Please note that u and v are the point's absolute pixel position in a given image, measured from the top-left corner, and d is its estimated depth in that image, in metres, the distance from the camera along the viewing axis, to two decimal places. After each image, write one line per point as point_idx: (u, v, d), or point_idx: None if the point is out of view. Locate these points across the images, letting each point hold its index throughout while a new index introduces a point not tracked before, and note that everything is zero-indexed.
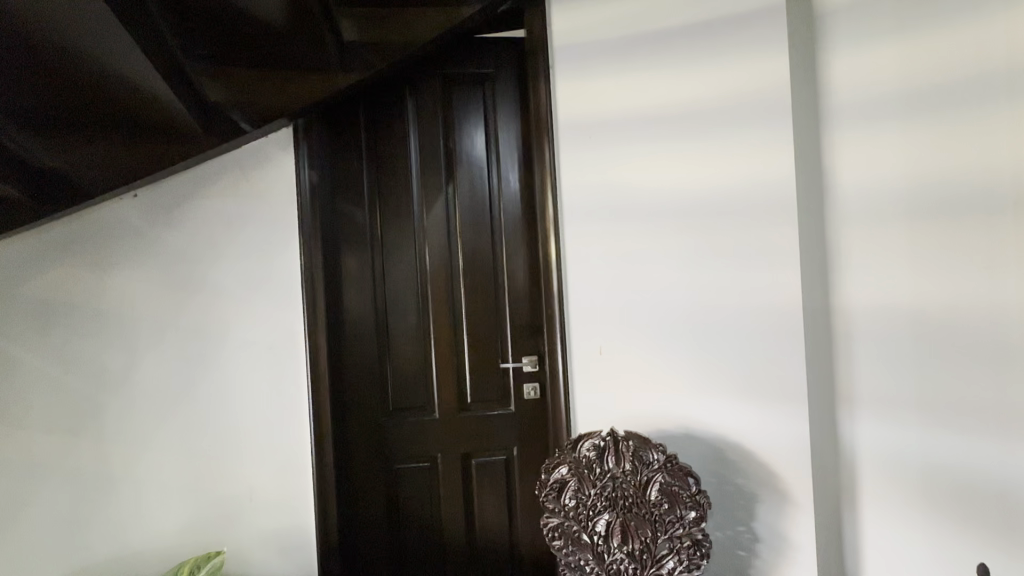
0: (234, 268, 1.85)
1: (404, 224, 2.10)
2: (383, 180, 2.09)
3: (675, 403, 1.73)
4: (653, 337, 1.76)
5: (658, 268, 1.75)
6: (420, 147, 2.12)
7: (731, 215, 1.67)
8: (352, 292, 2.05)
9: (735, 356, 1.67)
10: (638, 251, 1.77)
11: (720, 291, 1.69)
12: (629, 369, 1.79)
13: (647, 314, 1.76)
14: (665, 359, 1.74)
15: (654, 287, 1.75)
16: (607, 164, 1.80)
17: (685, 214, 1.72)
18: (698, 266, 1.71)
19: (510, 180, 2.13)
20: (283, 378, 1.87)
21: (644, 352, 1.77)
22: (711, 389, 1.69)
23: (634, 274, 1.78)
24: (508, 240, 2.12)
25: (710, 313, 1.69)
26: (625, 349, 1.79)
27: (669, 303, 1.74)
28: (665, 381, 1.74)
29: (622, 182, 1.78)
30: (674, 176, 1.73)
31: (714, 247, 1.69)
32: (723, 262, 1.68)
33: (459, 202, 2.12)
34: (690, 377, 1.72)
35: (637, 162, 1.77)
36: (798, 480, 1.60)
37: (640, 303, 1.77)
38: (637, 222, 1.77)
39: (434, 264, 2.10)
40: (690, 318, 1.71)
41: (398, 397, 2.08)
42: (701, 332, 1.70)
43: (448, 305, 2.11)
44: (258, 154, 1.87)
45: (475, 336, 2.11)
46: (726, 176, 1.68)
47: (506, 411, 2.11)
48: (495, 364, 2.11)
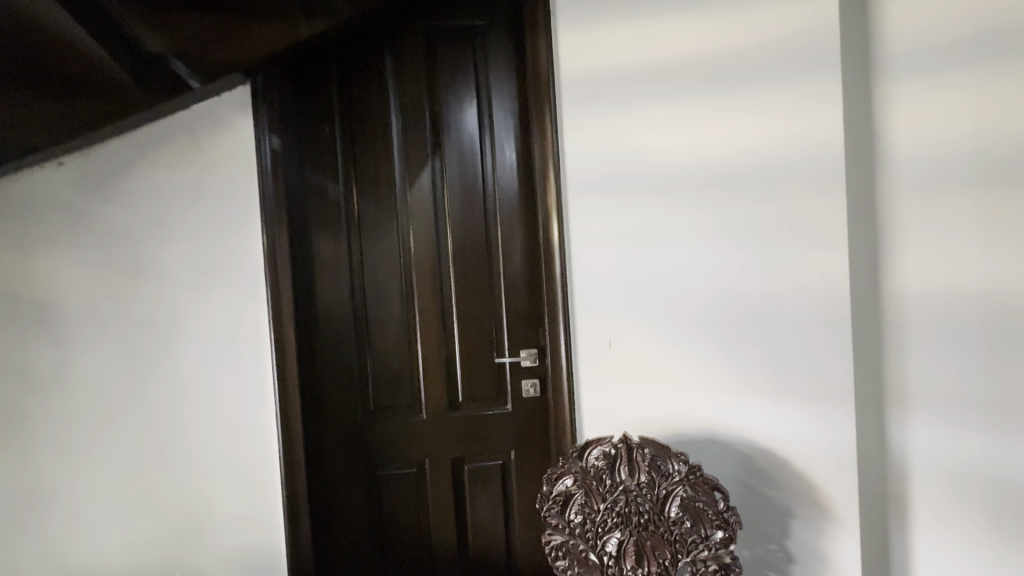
0: (183, 250, 1.59)
1: (385, 201, 1.84)
2: (359, 151, 1.83)
3: (696, 404, 1.50)
4: (672, 329, 1.52)
5: (679, 248, 1.50)
6: (402, 112, 1.85)
7: (769, 184, 1.40)
8: (326, 277, 1.80)
9: (769, 350, 1.43)
10: (655, 228, 1.52)
11: (753, 274, 1.43)
12: (644, 366, 1.55)
13: (664, 302, 1.52)
14: (687, 355, 1.51)
15: (672, 271, 1.51)
16: (619, 130, 1.54)
17: (710, 184, 1.46)
18: (726, 244, 1.45)
19: (506, 152, 1.87)
20: (247, 377, 1.63)
21: (661, 347, 1.53)
22: (739, 389, 1.46)
23: (650, 256, 1.53)
24: (504, 219, 1.87)
25: (739, 301, 1.45)
26: (638, 344, 1.56)
27: (689, 288, 1.50)
28: (685, 380, 1.51)
29: (638, 150, 1.53)
30: (699, 141, 1.46)
31: (746, 223, 1.43)
32: (757, 239, 1.42)
33: (448, 177, 1.86)
34: (715, 374, 1.48)
35: (656, 126, 1.50)
36: (844, 495, 1.37)
37: (655, 289, 1.53)
38: (654, 196, 1.51)
39: (422, 246, 1.85)
40: (714, 305, 1.47)
41: (379, 395, 1.85)
42: (729, 322, 1.46)
43: (437, 292, 1.86)
44: (209, 117, 1.60)
45: (467, 327, 1.87)
46: (763, 138, 1.40)
47: (502, 410, 1.88)
48: (490, 359, 1.88)
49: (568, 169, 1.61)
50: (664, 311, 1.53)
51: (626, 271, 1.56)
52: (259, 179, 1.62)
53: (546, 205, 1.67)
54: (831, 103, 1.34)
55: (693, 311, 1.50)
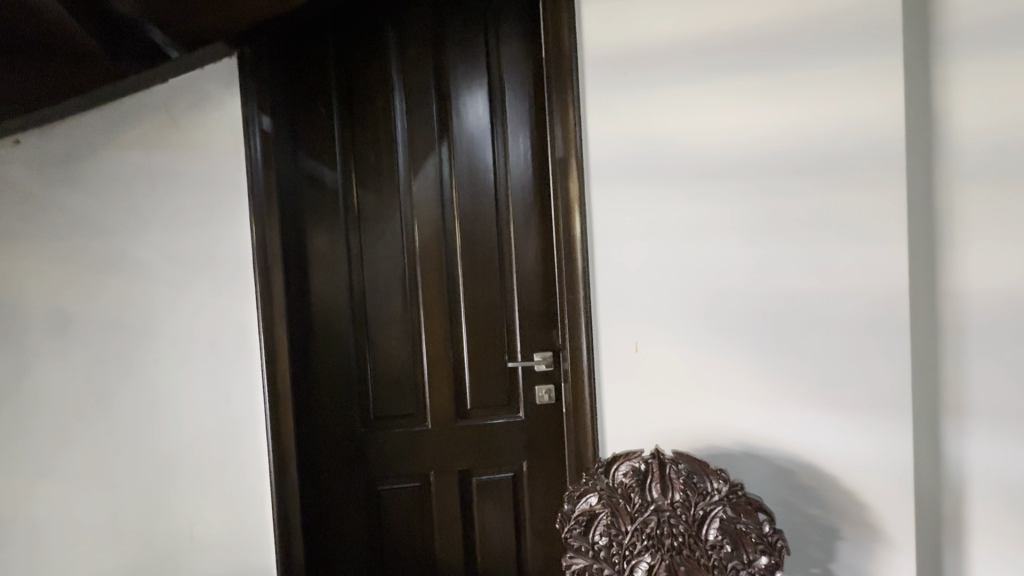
0: (160, 242, 1.42)
1: (386, 191, 1.68)
2: (359, 136, 1.66)
3: (732, 415, 1.38)
4: (706, 332, 1.39)
5: (716, 243, 1.37)
6: (406, 94, 1.68)
7: (820, 172, 1.27)
8: (323, 274, 1.64)
9: (816, 356, 1.30)
10: (689, 221, 1.39)
11: (798, 272, 1.30)
12: (674, 372, 1.43)
13: (698, 303, 1.39)
14: (723, 361, 1.38)
15: (708, 269, 1.38)
16: (650, 113, 1.40)
17: (751, 172, 1.33)
18: (769, 239, 1.32)
19: (518, 140, 1.72)
20: (232, 385, 1.46)
21: (694, 352, 1.40)
22: (781, 398, 1.33)
23: (682, 252, 1.40)
24: (517, 212, 1.72)
25: (782, 301, 1.32)
26: (667, 348, 1.43)
27: (727, 287, 1.36)
28: (721, 388, 1.38)
29: (670, 134, 1.39)
30: (741, 125, 1.32)
31: (792, 214, 1.30)
32: (803, 233, 1.29)
33: (455, 167, 1.70)
34: (754, 382, 1.35)
35: (691, 108, 1.36)
36: (897, 515, 1.24)
37: (688, 289, 1.40)
38: (687, 186, 1.38)
39: (427, 241, 1.70)
40: (755, 307, 1.34)
41: (380, 403, 1.69)
42: (771, 325, 1.33)
43: (444, 291, 1.71)
44: (189, 91, 1.41)
45: (477, 329, 1.72)
46: (813, 122, 1.27)
47: (513, 418, 1.74)
48: (500, 363, 1.73)
49: (591, 156, 1.47)
50: (697, 312, 1.39)
51: (655, 269, 1.43)
52: (246, 164, 1.44)
53: (566, 196, 1.52)
54: (892, 83, 1.21)
55: (731, 313, 1.36)
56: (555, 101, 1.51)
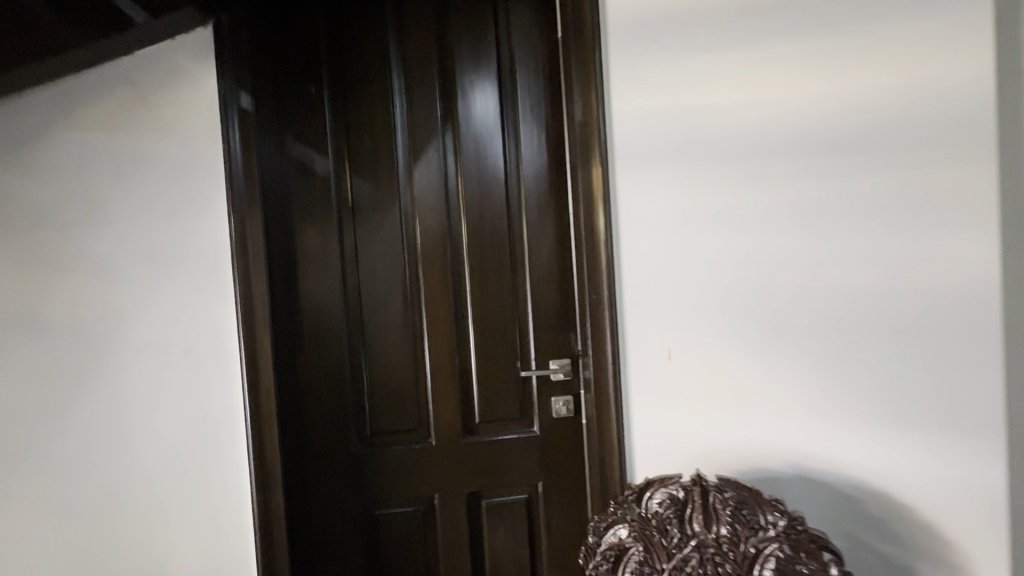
0: (126, 238, 1.25)
1: (386, 183, 1.51)
2: (352, 122, 1.49)
3: (784, 433, 1.20)
4: (752, 337, 1.22)
5: (764, 234, 1.19)
6: (405, 75, 1.51)
7: (891, 148, 1.08)
8: (314, 274, 1.47)
9: (886, 365, 1.11)
10: (730, 211, 1.22)
11: (863, 266, 1.12)
12: (713, 382, 1.26)
13: (741, 303, 1.23)
14: (771, 370, 1.20)
15: (753, 265, 1.21)
16: (687, 90, 1.26)
17: (805, 152, 1.15)
18: (827, 228, 1.14)
19: (531, 127, 1.54)
20: (209, 399, 1.28)
21: (736, 360, 1.24)
22: (842, 414, 1.14)
23: (723, 247, 1.24)
24: (530, 206, 1.54)
25: (844, 301, 1.13)
26: (703, 355, 1.27)
27: (775, 285, 1.19)
28: (769, 401, 1.21)
29: (709, 113, 1.23)
30: (794, 97, 1.15)
31: (855, 199, 1.11)
32: (870, 221, 1.11)
33: (461, 157, 1.53)
34: (808, 395, 1.17)
35: (734, 82, 1.20)
36: (992, 557, 1.03)
37: (729, 288, 1.24)
38: (727, 166, 1.22)
39: (430, 238, 1.52)
40: (810, 307, 1.16)
41: (378, 418, 1.51)
42: (830, 328, 1.15)
43: (449, 291, 1.53)
44: (159, 66, 1.25)
45: (487, 333, 1.54)
46: (882, 90, 1.08)
47: (527, 434, 1.55)
48: (513, 372, 1.55)
49: (616, 148, 1.35)
50: (740, 315, 1.23)
51: (690, 265, 1.27)
52: (224, 147, 1.27)
53: (589, 187, 1.39)
54: (982, 37, 1.01)
55: (779, 315, 1.19)
56: (576, 89, 1.39)
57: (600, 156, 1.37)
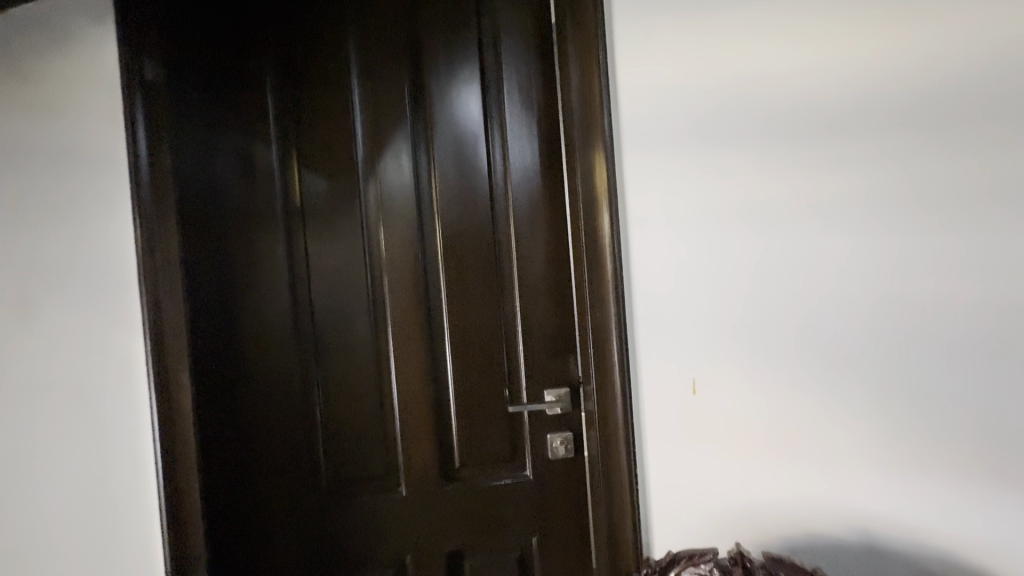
0: (10, 249, 1.02)
1: (344, 179, 1.24)
2: (303, 106, 1.23)
3: (837, 484, 0.96)
4: (792, 361, 0.99)
5: (810, 234, 0.97)
6: (367, 49, 1.25)
7: (975, 123, 0.85)
8: (258, 292, 1.21)
9: (974, 399, 0.87)
10: (767, 207, 0.99)
11: (941, 271, 0.89)
12: (747, 421, 1.02)
13: (783, 320, 0.99)
14: (823, 404, 0.97)
15: (797, 273, 0.98)
16: (710, 54, 1.01)
17: (859, 129, 0.93)
18: (890, 226, 0.91)
19: (519, 112, 1.28)
20: (112, 446, 1.05)
21: (778, 392, 1.00)
22: (912, 464, 0.91)
23: (759, 251, 1.00)
24: (517, 204, 1.28)
25: (914, 321, 0.90)
26: (734, 387, 1.03)
27: (824, 298, 0.96)
28: (822, 443, 0.97)
29: (739, 84, 1.00)
30: (844, 62, 0.93)
31: (923, 193, 0.89)
32: (943, 215, 0.88)
33: (436, 149, 1.27)
34: (871, 435, 0.94)
35: (771, 45, 0.97)
36: None
37: (768, 302, 1.00)
38: (757, 151, 0.99)
39: (398, 246, 1.26)
40: (870, 325, 0.93)
41: (339, 465, 1.25)
42: (900, 352, 0.91)
43: (421, 308, 1.27)
44: (46, 32, 1.01)
45: (468, 358, 1.27)
46: (952, 51, 0.86)
47: (518, 479, 1.28)
48: (500, 404, 1.28)
49: (623, 133, 1.10)
50: (781, 335, 0.99)
51: (718, 274, 1.03)
52: (127, 135, 1.03)
53: (589, 179, 1.13)
54: None
55: (831, 335, 0.96)
56: (572, 63, 1.14)
57: (605, 142, 1.11)
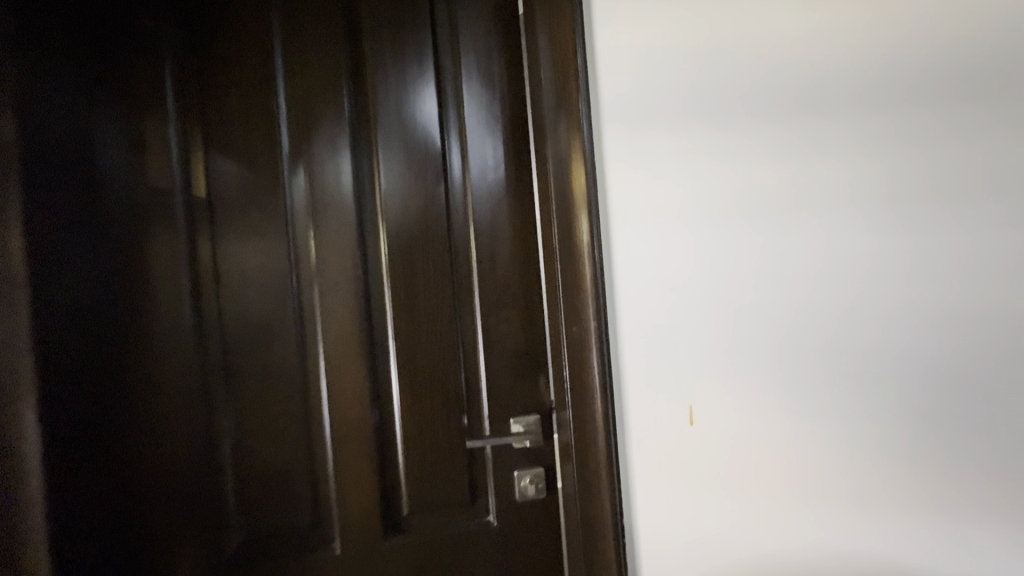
0: None
1: (264, 167, 1.02)
2: (212, 80, 1.01)
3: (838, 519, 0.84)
4: (791, 379, 0.85)
5: (809, 233, 0.84)
6: (295, 14, 1.04)
7: (952, 109, 0.80)
8: (154, 311, 0.97)
9: (982, 411, 0.79)
10: (768, 205, 0.85)
11: (924, 276, 0.81)
12: (745, 451, 0.87)
13: (786, 337, 0.85)
14: (832, 432, 0.84)
15: (799, 281, 0.85)
16: (705, 23, 0.86)
17: (861, 114, 0.82)
18: (894, 224, 0.82)
19: (478, 93, 1.10)
20: None
21: (784, 421, 0.85)
22: (897, 485, 0.82)
23: (758, 255, 0.86)
24: (477, 197, 1.09)
25: (907, 329, 0.82)
26: (731, 412, 0.87)
27: (831, 309, 0.84)
28: (827, 473, 0.84)
29: (735, 56, 0.85)
30: (849, 40, 0.82)
31: (897, 188, 0.82)
32: (926, 210, 0.81)
33: (378, 136, 1.07)
34: (883, 462, 0.83)
35: (767, 15, 0.84)
36: None
37: (769, 316, 0.86)
38: (756, 132, 0.85)
39: (332, 253, 1.04)
40: (879, 339, 0.82)
41: (258, 518, 1.02)
42: (901, 367, 0.82)
43: (361, 326, 1.05)
44: None
45: (418, 385, 1.06)
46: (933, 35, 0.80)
47: (479, 527, 1.08)
48: (457, 437, 1.07)
49: (602, 108, 0.91)
50: (784, 355, 0.85)
51: (712, 284, 0.87)
52: None
53: (563, 164, 0.95)
54: None
55: (838, 352, 0.84)
56: (540, 28, 0.97)
57: (585, 149, 0.92)
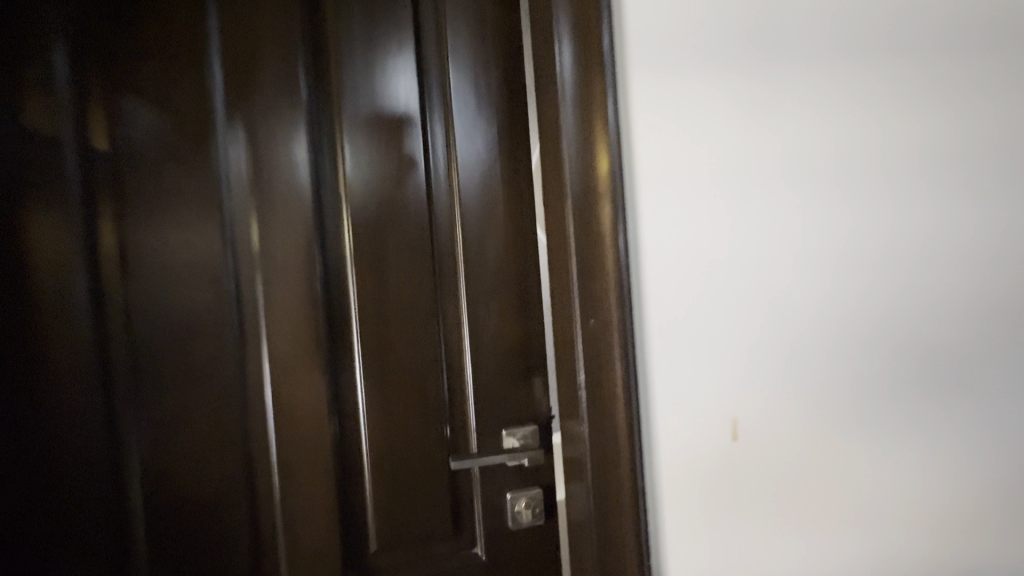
0: None
1: (195, 128, 0.83)
2: (126, 20, 0.81)
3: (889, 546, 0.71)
4: (840, 381, 0.70)
5: (855, 205, 0.70)
6: None
7: (980, 68, 0.72)
8: (43, 301, 0.79)
9: (1023, 396, 0.72)
10: (814, 169, 0.70)
11: (965, 256, 0.72)
12: (791, 473, 0.70)
13: (846, 332, 0.69)
14: (898, 442, 0.70)
15: (851, 261, 0.70)
16: None
17: (914, 72, 0.71)
18: (942, 193, 0.71)
19: (466, 38, 0.90)
20: None
21: (833, 433, 0.70)
22: (942, 497, 0.72)
23: (811, 230, 0.69)
24: (464, 165, 0.90)
25: (951, 317, 0.71)
26: (777, 425, 0.70)
27: (889, 296, 0.70)
28: (876, 492, 0.71)
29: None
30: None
31: (937, 155, 0.71)
32: (965, 181, 0.72)
33: (342, 88, 0.87)
34: (938, 466, 0.72)
35: None
36: None
37: (824, 306, 0.69)
38: (802, 80, 0.70)
39: (281, 238, 0.85)
40: (935, 327, 0.71)
41: (192, 555, 0.84)
42: (946, 361, 0.71)
43: (319, 323, 0.87)
44: None
45: (391, 394, 0.88)
46: None
47: (464, 561, 0.90)
48: (438, 454, 0.89)
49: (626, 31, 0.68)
50: (839, 353, 0.70)
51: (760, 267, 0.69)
52: None
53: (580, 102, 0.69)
54: None
55: (897, 347, 0.70)
56: None
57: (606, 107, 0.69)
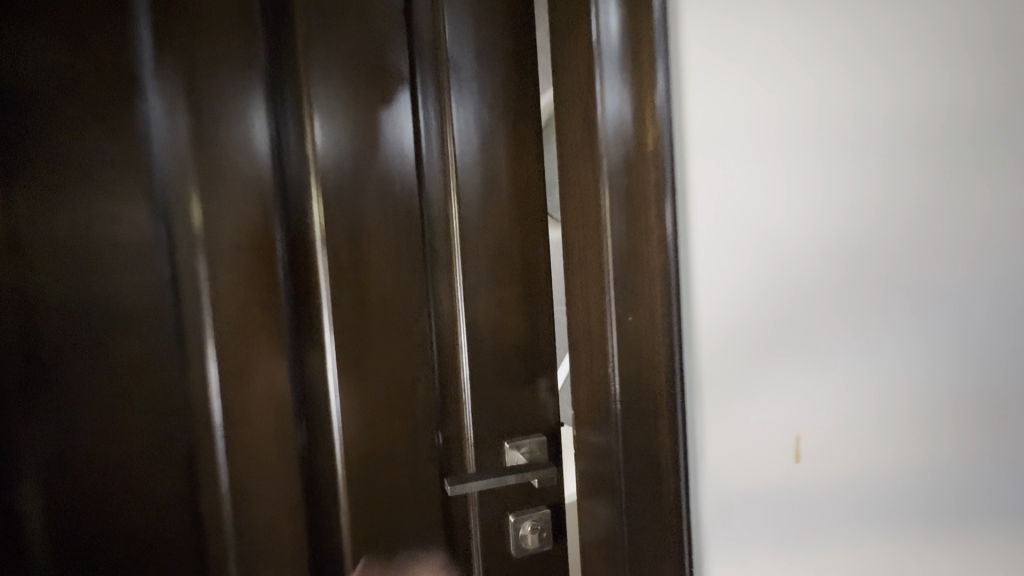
0: None
1: (115, 69, 0.65)
2: None
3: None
4: (926, 390, 0.60)
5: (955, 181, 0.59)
6: None
7: None
8: None
9: None
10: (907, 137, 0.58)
11: None
12: (866, 495, 0.60)
13: (929, 324, 0.59)
14: (984, 449, 0.61)
15: (943, 250, 0.59)
16: None
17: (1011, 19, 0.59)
18: None
19: None
20: None
21: (915, 449, 0.60)
22: None
23: (897, 208, 0.58)
24: (460, 124, 0.74)
25: None
26: (851, 440, 0.59)
27: (982, 283, 0.59)
28: (962, 517, 0.61)
29: None
30: None
31: None
32: None
33: (309, 26, 0.70)
34: None
35: None
36: None
37: (908, 296, 0.59)
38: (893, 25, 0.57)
39: (232, 211, 0.69)
40: None
41: None
42: None
43: (285, 330, 0.72)
44: None
45: (371, 415, 0.75)
46: None
47: None
48: (426, 466, 0.77)
49: None
50: (922, 350, 0.59)
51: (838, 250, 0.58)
52: None
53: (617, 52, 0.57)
54: None
55: (988, 341, 0.60)
56: None
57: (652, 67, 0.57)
